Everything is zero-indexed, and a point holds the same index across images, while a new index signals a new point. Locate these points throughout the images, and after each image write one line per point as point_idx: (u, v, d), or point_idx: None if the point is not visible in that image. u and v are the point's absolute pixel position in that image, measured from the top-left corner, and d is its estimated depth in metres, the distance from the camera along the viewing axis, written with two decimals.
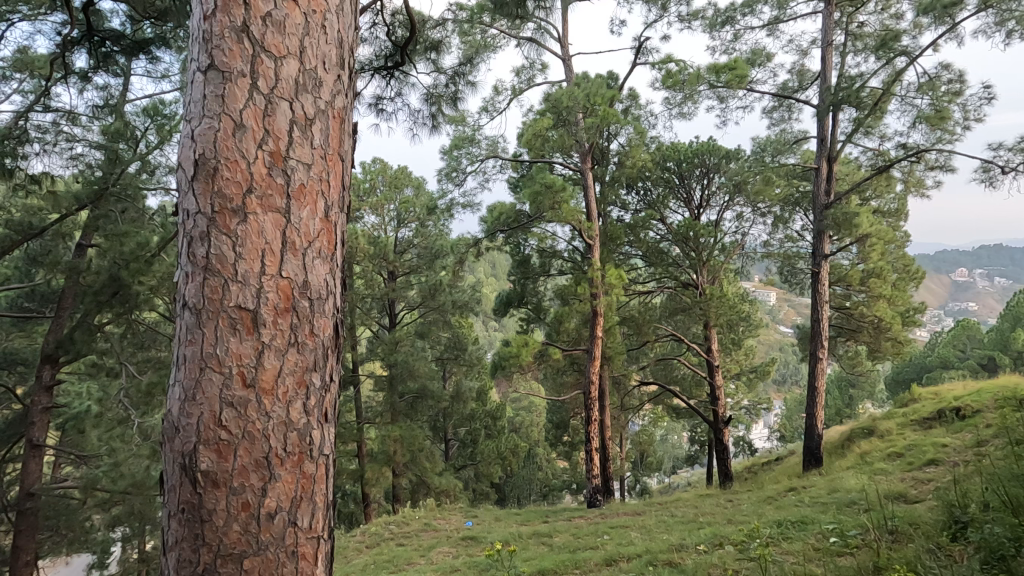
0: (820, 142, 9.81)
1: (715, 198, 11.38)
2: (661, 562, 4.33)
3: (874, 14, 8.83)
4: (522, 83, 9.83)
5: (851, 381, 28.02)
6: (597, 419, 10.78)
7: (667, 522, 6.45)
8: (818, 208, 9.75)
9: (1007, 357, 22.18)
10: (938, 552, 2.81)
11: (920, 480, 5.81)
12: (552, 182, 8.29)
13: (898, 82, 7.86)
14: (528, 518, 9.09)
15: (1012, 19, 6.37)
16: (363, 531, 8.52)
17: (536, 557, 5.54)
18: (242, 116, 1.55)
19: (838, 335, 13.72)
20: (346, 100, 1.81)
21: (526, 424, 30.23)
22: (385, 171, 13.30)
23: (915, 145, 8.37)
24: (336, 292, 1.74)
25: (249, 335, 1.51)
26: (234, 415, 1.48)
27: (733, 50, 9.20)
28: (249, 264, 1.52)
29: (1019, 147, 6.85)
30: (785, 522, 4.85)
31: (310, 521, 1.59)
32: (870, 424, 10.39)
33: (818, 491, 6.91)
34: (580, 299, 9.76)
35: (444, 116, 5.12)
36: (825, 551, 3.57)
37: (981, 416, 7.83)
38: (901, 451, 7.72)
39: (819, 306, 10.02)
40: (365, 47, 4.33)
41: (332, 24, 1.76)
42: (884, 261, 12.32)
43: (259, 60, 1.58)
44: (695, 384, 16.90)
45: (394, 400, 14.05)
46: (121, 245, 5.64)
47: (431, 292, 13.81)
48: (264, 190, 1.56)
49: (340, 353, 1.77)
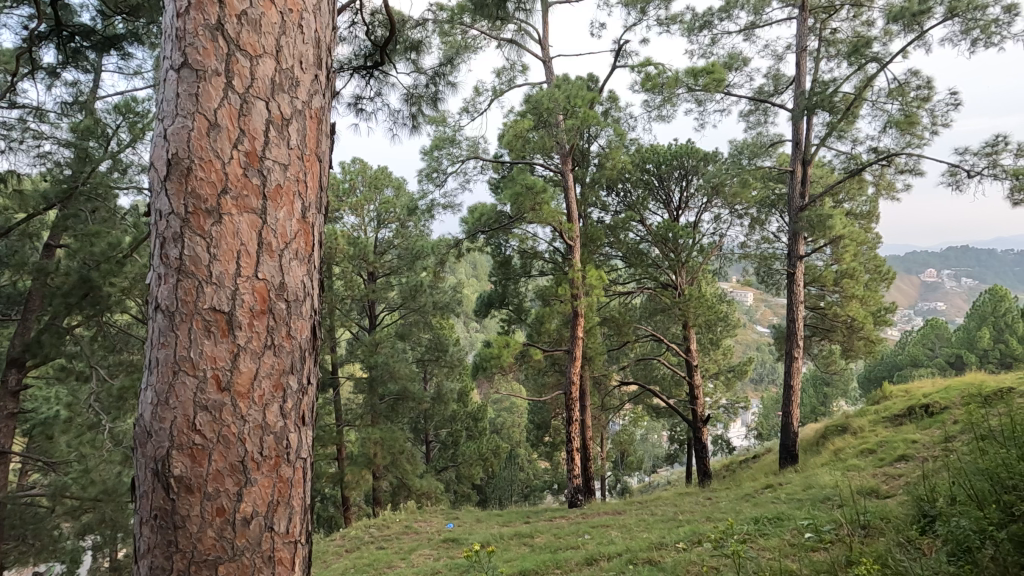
0: (795, 145, 10.01)
1: (694, 199, 11.52)
2: (640, 560, 4.37)
3: (846, 21, 9.04)
4: (502, 84, 9.84)
5: (826, 380, 28.73)
6: (578, 419, 10.81)
7: (647, 521, 6.50)
8: (794, 210, 9.95)
9: (974, 355, 22.75)
10: (909, 546, 2.91)
11: (891, 476, 5.97)
12: (533, 184, 8.32)
13: (869, 87, 8.05)
14: (510, 518, 9.10)
15: (977, 28, 6.61)
16: (343, 536, 8.42)
17: (517, 558, 5.55)
18: (216, 116, 1.53)
19: (814, 335, 13.99)
20: (323, 100, 1.80)
21: (507, 425, 30.30)
22: (364, 171, 13.21)
23: (885, 149, 8.57)
24: (314, 295, 1.73)
25: (223, 337, 1.48)
26: (209, 419, 1.45)
27: (710, 54, 9.37)
28: (224, 265, 1.50)
29: (984, 152, 7.09)
30: (761, 519, 4.92)
31: (287, 525, 1.58)
32: (843, 422, 10.62)
33: (793, 488, 7.05)
34: (561, 300, 9.79)
35: (424, 116, 5.11)
36: (800, 547, 3.65)
37: (948, 413, 8.08)
38: (873, 448, 7.91)
39: (795, 307, 10.19)
40: (344, 46, 4.30)
41: (309, 24, 1.74)
42: (857, 263, 12.66)
43: (233, 59, 1.56)
44: (674, 385, 17.12)
45: (374, 402, 13.94)
46: (91, 246, 5.54)
47: (412, 294, 13.73)
48: (239, 190, 1.54)
49: (318, 354, 1.76)
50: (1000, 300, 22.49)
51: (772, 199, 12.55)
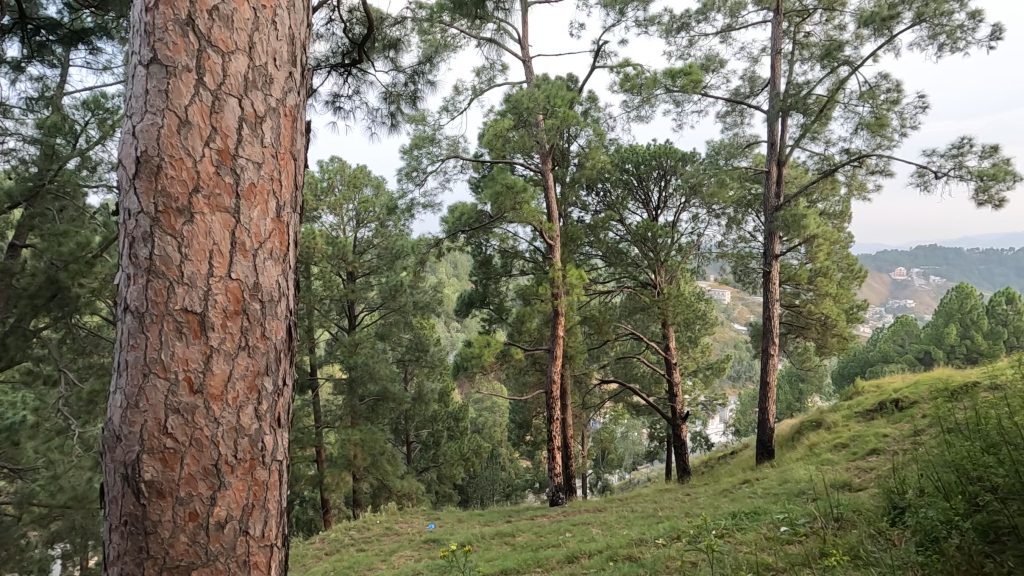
0: (770, 146, 10.18)
1: (672, 199, 11.62)
2: (621, 557, 4.40)
3: (819, 25, 9.24)
4: (482, 83, 9.83)
5: (801, 376, 29.35)
6: (559, 418, 10.85)
7: (627, 518, 6.56)
8: (769, 209, 10.12)
9: (941, 351, 23.40)
10: (880, 537, 3.01)
11: (863, 469, 6.13)
12: (513, 183, 8.32)
13: (841, 89, 8.24)
14: (491, 518, 9.07)
15: (943, 33, 6.81)
16: (322, 539, 8.31)
17: (499, 557, 5.55)
18: (187, 112, 1.50)
19: (789, 332, 14.25)
20: (298, 98, 1.78)
21: (488, 424, 30.28)
22: (343, 170, 13.06)
23: (857, 150, 8.77)
24: (289, 294, 1.70)
25: (195, 339, 1.46)
26: (180, 422, 1.42)
27: (688, 56, 9.47)
28: (195, 265, 1.47)
29: (951, 153, 7.31)
30: (738, 514, 5.00)
31: (262, 529, 1.56)
32: (818, 417, 10.85)
33: (770, 483, 7.18)
34: (542, 299, 9.82)
35: (403, 115, 5.07)
36: (775, 540, 3.72)
37: (917, 407, 8.32)
38: (846, 442, 8.09)
39: (771, 305, 10.37)
40: (321, 43, 4.26)
41: (283, 21, 1.72)
42: (829, 262, 12.99)
43: (204, 55, 1.53)
44: (654, 383, 17.32)
45: (354, 403, 13.82)
46: (58, 246, 5.35)
47: (392, 294, 13.61)
48: (211, 189, 1.51)
49: (294, 355, 1.73)
50: (966, 297, 23.19)
51: (748, 199, 12.77)
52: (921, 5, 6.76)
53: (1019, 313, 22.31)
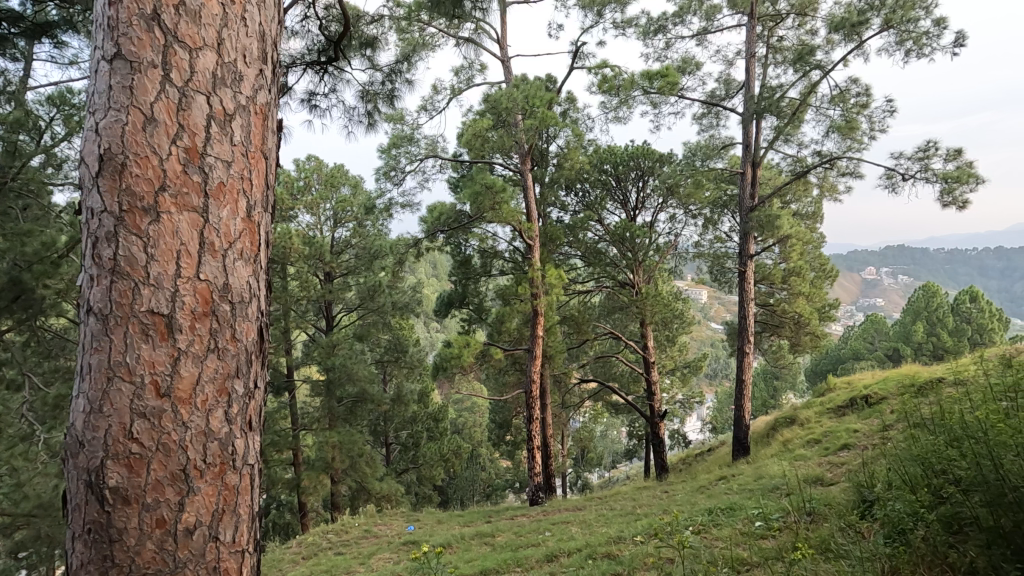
0: (745, 148, 10.32)
1: (650, 199, 11.72)
2: (599, 555, 4.44)
3: (791, 29, 9.41)
4: (460, 83, 9.81)
5: (775, 374, 29.94)
6: (538, 418, 10.86)
7: (607, 516, 6.61)
8: (744, 210, 10.29)
9: (909, 348, 24.18)
10: (850, 530, 3.10)
11: (834, 464, 6.29)
12: (492, 183, 8.32)
13: (813, 93, 8.41)
14: (471, 518, 9.06)
15: (910, 40, 7.01)
16: (299, 543, 8.19)
17: (478, 557, 5.54)
18: (153, 110, 1.46)
19: (764, 330, 14.50)
20: (268, 96, 1.75)
21: (468, 425, 30.23)
22: (320, 169, 12.91)
23: (828, 152, 8.98)
24: (260, 295, 1.68)
25: (162, 341, 1.42)
26: (147, 426, 1.39)
27: (665, 58, 9.56)
28: (162, 266, 1.44)
29: (917, 156, 7.52)
30: (714, 510, 5.09)
31: (233, 534, 1.53)
32: (792, 413, 11.08)
33: (745, 478, 7.32)
34: (521, 299, 9.84)
35: (380, 114, 5.03)
36: (750, 535, 3.79)
37: (886, 403, 8.56)
38: (818, 438, 8.28)
39: (746, 304, 10.54)
40: (295, 40, 4.20)
41: (253, 17, 1.70)
42: (802, 261, 13.33)
43: (171, 51, 1.49)
44: (632, 381, 17.51)
45: (332, 405, 13.67)
46: (23, 246, 5.15)
47: (370, 294, 13.46)
48: (178, 188, 1.48)
49: (265, 357, 1.71)
50: (932, 296, 23.79)
51: (724, 200, 13.00)
52: (889, 11, 6.94)
53: (982, 311, 22.93)
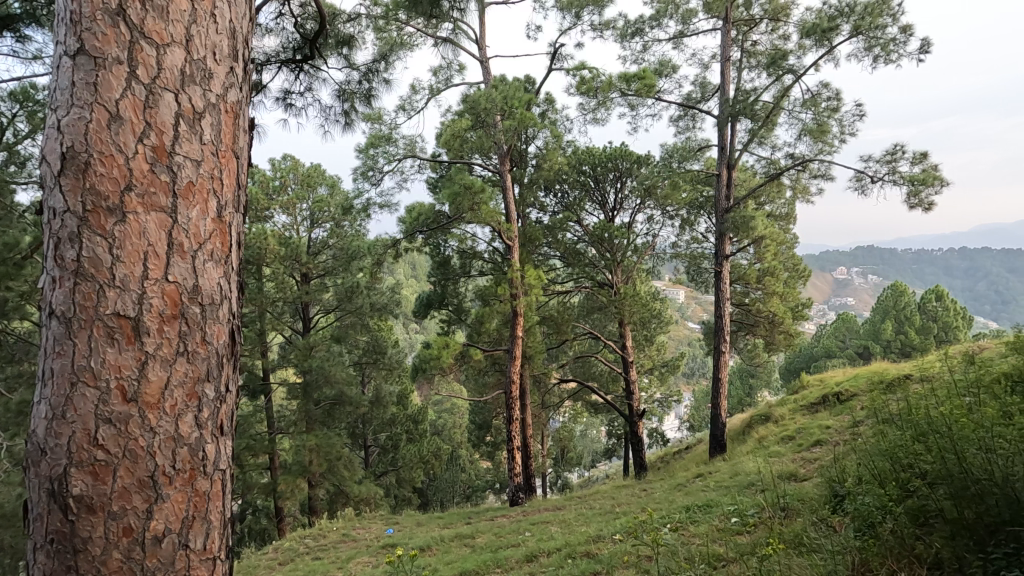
0: (721, 150, 10.47)
1: (628, 200, 11.82)
2: (579, 553, 4.46)
3: (765, 34, 9.59)
4: (439, 83, 9.78)
5: (750, 372, 30.51)
6: (518, 418, 10.87)
7: (586, 515, 6.65)
8: (720, 211, 10.44)
9: (878, 346, 24.87)
10: (822, 524, 3.17)
11: (807, 460, 6.43)
12: (471, 184, 8.31)
13: (786, 97, 8.58)
14: (451, 520, 9.02)
15: (878, 46, 7.20)
16: (276, 548, 8.05)
17: (458, 559, 5.51)
18: (118, 107, 1.42)
19: (740, 330, 14.74)
20: (239, 94, 1.73)
21: (448, 426, 30.14)
22: (296, 169, 12.74)
23: (801, 155, 9.16)
24: (230, 297, 1.66)
25: (129, 345, 1.38)
26: (112, 432, 1.35)
27: (642, 60, 9.66)
28: (128, 268, 1.40)
29: (886, 158, 7.73)
30: (692, 507, 5.16)
31: (204, 541, 1.50)
32: (767, 411, 11.30)
33: (721, 475, 7.45)
34: (501, 300, 9.85)
35: (357, 113, 4.98)
36: (726, 531, 3.85)
37: (856, 400, 8.78)
38: (792, 435, 8.45)
39: (722, 303, 10.70)
40: (270, 37, 4.14)
41: (223, 13, 1.67)
42: (776, 262, 13.62)
43: (137, 47, 1.45)
44: (611, 381, 17.66)
45: (309, 408, 13.49)
46: None
47: (348, 295, 13.31)
48: (145, 187, 1.44)
49: (236, 360, 1.68)
50: (900, 295, 24.51)
51: (701, 201, 13.19)
52: (858, 18, 7.13)
53: (947, 310, 23.66)
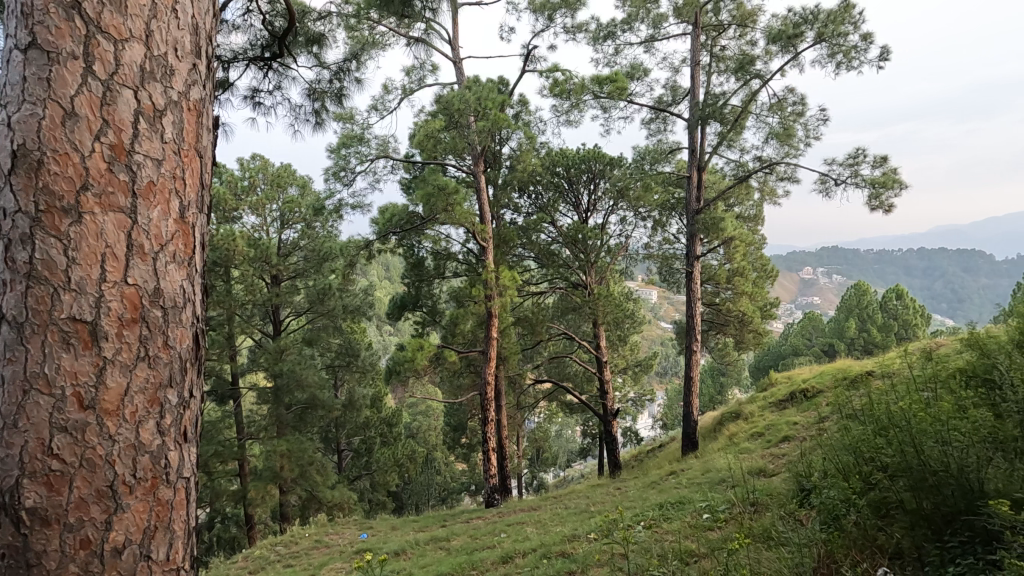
0: (691, 152, 10.64)
1: (602, 202, 11.93)
2: (554, 553, 4.48)
3: (733, 40, 9.79)
4: (412, 83, 9.72)
5: (721, 371, 31.15)
6: (494, 419, 10.84)
7: (562, 515, 6.67)
8: (691, 213, 10.61)
9: (843, 344, 25.63)
10: (789, 518, 3.25)
11: (775, 456, 6.59)
12: (445, 184, 8.27)
13: (753, 101, 8.78)
14: (426, 523, 8.95)
15: (840, 53, 7.43)
16: (245, 557, 7.85)
17: (433, 562, 5.46)
18: (74, 104, 1.36)
19: (711, 329, 15.02)
20: (202, 91, 1.70)
21: (423, 429, 29.93)
22: (265, 169, 12.51)
23: (768, 158, 9.37)
24: (194, 299, 1.62)
25: (86, 350, 1.33)
26: (68, 441, 1.29)
27: (614, 63, 9.77)
28: (85, 270, 1.34)
29: (849, 162, 7.97)
30: (665, 504, 5.24)
31: (167, 552, 1.47)
32: (737, 408, 11.53)
33: (694, 473, 7.57)
34: (475, 301, 9.84)
35: (328, 112, 4.91)
36: (698, 528, 3.91)
37: (822, 397, 9.03)
38: (761, 431, 8.65)
39: (694, 303, 10.89)
40: (237, 34, 4.05)
41: (185, 9, 1.65)
42: (745, 262, 13.91)
43: (94, 42, 1.40)
44: (586, 381, 17.81)
45: (280, 413, 13.22)
46: None
47: (320, 297, 13.07)
48: (103, 186, 1.39)
49: (200, 364, 1.65)
50: (863, 295, 25.31)
51: (672, 203, 13.39)
52: (821, 25, 7.32)
53: (907, 308, 24.49)
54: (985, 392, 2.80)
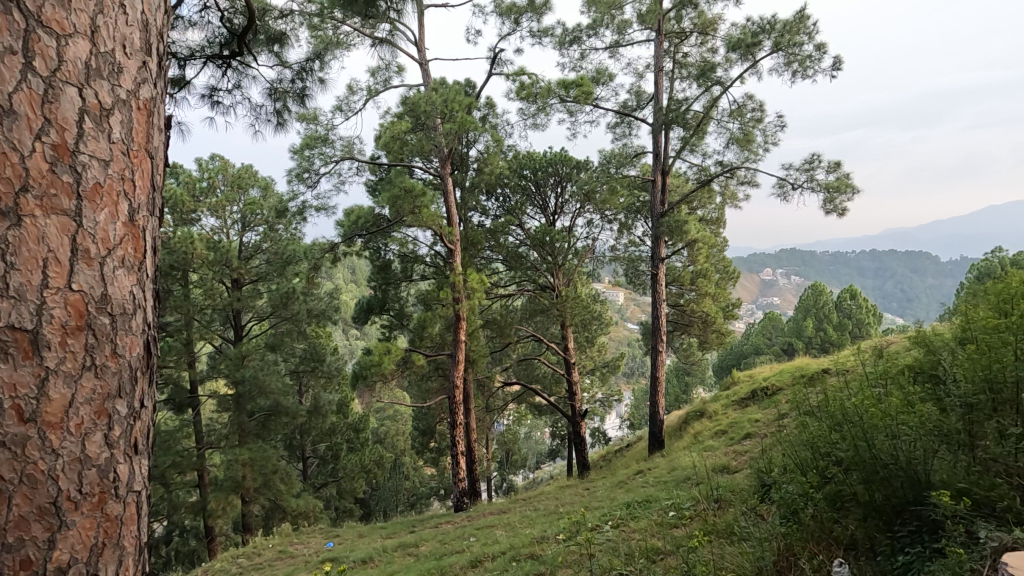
0: (655, 156, 10.83)
1: (569, 204, 12.05)
2: (523, 556, 4.49)
3: (694, 47, 10.04)
4: (377, 84, 9.63)
5: (686, 370, 31.81)
6: (462, 422, 10.76)
7: (531, 517, 6.68)
8: (656, 215, 10.80)
9: (801, 342, 26.49)
10: (751, 513, 3.34)
11: (737, 453, 6.76)
12: (412, 186, 8.20)
13: (714, 107, 9.00)
14: (394, 529, 8.82)
15: (796, 61, 7.69)
16: (205, 570, 7.59)
17: (401, 569, 5.40)
18: (12, 100, 1.27)
19: (675, 330, 15.32)
20: (151, 90, 1.67)
21: (391, 433, 29.57)
22: (225, 169, 12.21)
23: (729, 162, 9.60)
24: (143, 306, 1.59)
25: (26, 360, 1.24)
26: (7, 457, 1.20)
27: (580, 68, 9.88)
28: (25, 276, 1.25)
29: (805, 167, 8.25)
30: (632, 503, 5.31)
31: (116, 568, 1.42)
32: (701, 407, 11.76)
33: (659, 471, 7.71)
34: (443, 304, 9.78)
35: (290, 113, 4.81)
36: (663, 525, 3.99)
37: (781, 394, 9.31)
38: (724, 429, 8.86)
39: (658, 304, 11.07)
40: (194, 31, 3.93)
41: (133, 6, 1.60)
42: (708, 264, 14.21)
43: (34, 37, 1.31)
44: (554, 382, 17.92)
45: (242, 420, 12.84)
46: None
47: (283, 301, 12.74)
48: (44, 188, 1.31)
49: (148, 369, 1.61)
50: (820, 295, 26.22)
51: (637, 206, 13.61)
52: (778, 34, 7.59)
53: (860, 307, 25.45)
54: (931, 387, 2.92)
